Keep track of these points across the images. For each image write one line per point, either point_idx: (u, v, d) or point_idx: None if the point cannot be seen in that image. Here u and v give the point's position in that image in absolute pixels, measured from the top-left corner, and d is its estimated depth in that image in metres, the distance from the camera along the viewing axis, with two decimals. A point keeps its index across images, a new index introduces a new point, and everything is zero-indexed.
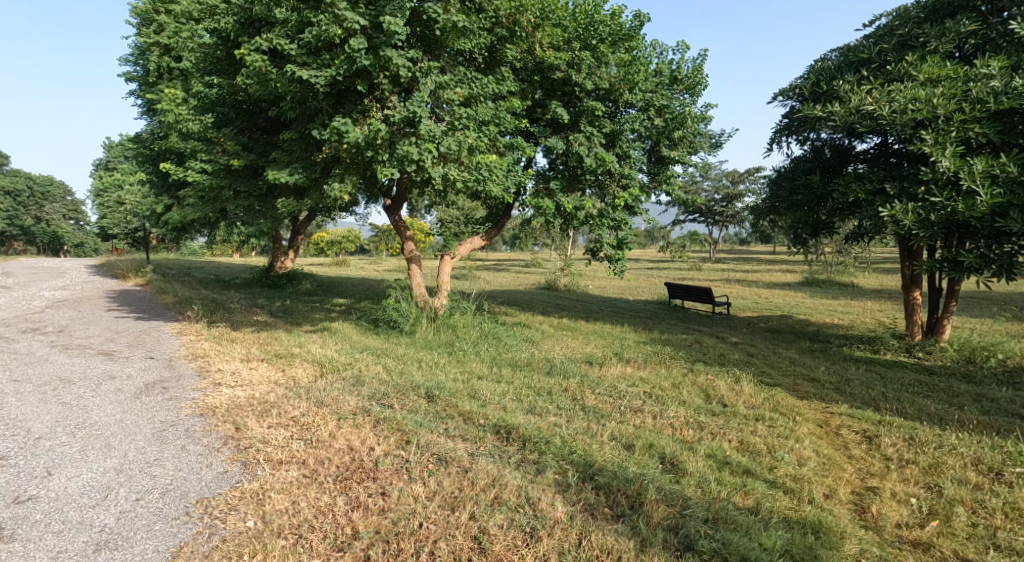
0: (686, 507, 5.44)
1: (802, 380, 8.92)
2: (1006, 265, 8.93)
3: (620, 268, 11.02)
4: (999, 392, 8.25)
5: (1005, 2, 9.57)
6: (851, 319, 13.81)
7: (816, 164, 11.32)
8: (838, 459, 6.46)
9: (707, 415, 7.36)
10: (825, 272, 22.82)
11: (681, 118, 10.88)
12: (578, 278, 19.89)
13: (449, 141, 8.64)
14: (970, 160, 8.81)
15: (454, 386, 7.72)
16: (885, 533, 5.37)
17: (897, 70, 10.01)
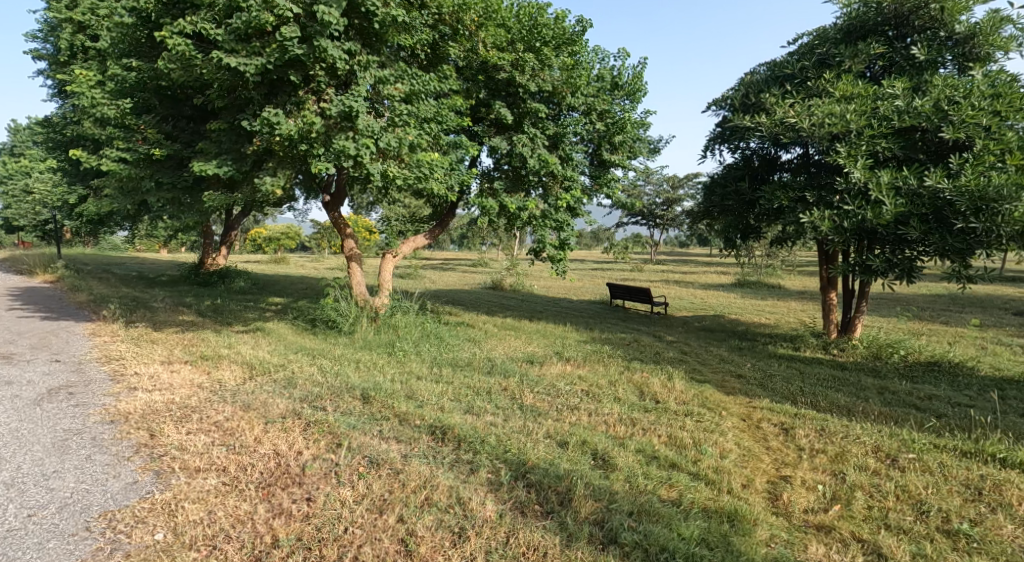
0: (612, 501, 5.72)
1: (729, 376, 9.44)
2: (904, 269, 9.63)
3: (562, 268, 11.27)
4: (900, 386, 8.90)
5: (909, 28, 10.37)
6: (778, 319, 14.51)
7: (744, 171, 11.89)
8: (756, 450, 6.92)
9: (639, 411, 7.72)
10: (755, 273, 23.96)
11: (621, 124, 11.33)
12: (523, 277, 20.20)
13: (387, 139, 8.70)
14: (879, 172, 9.37)
15: (391, 387, 7.81)
16: (794, 519, 5.79)
17: (816, 86, 10.67)
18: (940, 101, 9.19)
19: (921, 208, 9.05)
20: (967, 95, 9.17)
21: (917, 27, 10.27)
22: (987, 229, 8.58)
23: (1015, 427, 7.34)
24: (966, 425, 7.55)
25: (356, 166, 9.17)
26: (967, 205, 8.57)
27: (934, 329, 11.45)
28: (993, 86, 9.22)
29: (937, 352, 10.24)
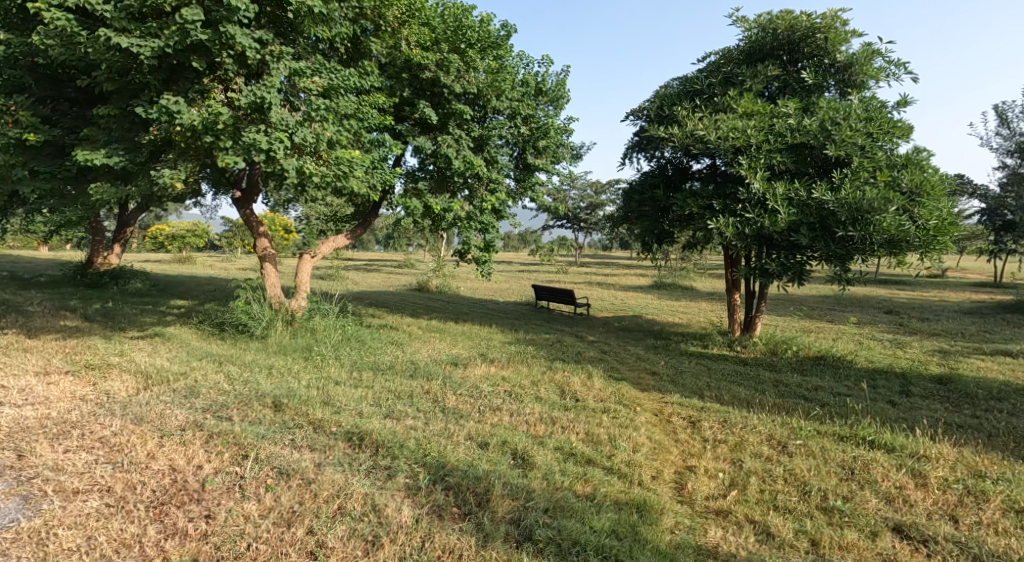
0: (529, 499, 5.99)
1: (645, 373, 10.12)
2: (796, 272, 10.54)
3: (487, 270, 11.70)
4: (792, 378, 9.72)
5: (799, 54, 11.37)
6: (689, 319, 15.42)
7: (659, 179, 12.61)
8: (666, 443, 7.32)
9: (560, 410, 8.15)
10: (671, 275, 25.24)
11: (545, 128, 11.81)
12: (450, 279, 20.51)
13: (303, 133, 8.81)
14: (774, 184, 10.19)
15: (306, 394, 7.94)
16: (697, 506, 6.11)
17: (722, 102, 11.50)
18: (825, 122, 10.16)
19: (810, 217, 9.93)
20: (846, 117, 10.16)
21: (807, 54, 11.31)
22: (862, 236, 9.55)
23: (882, 412, 7.80)
24: (843, 412, 8.08)
25: (270, 161, 9.08)
26: (846, 216, 9.54)
27: (823, 327, 12.55)
28: (867, 110, 10.30)
29: (823, 347, 11.23)
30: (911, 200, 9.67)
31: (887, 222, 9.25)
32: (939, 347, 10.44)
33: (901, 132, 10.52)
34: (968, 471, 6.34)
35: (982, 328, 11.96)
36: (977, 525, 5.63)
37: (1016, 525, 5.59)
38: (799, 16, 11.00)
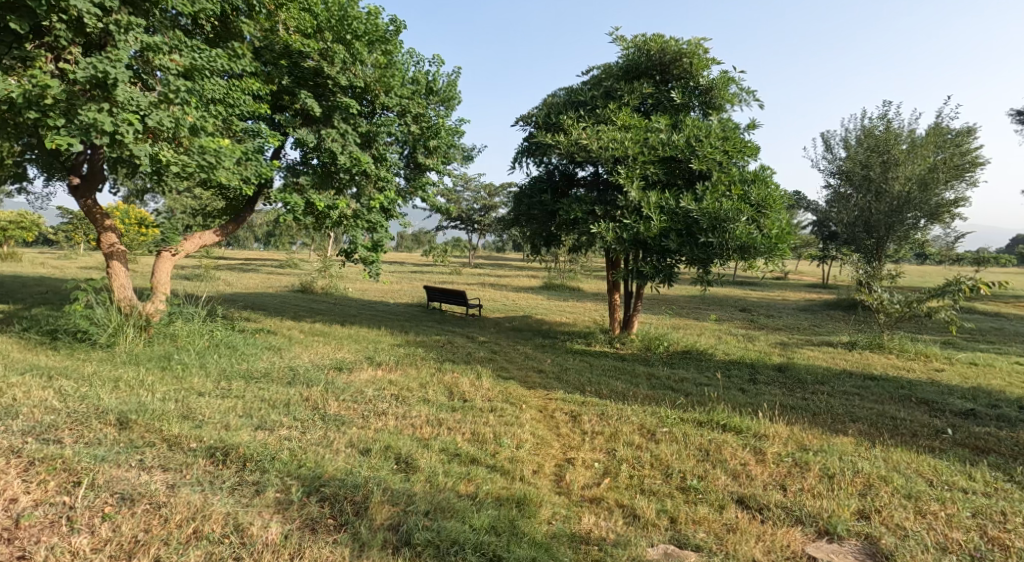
0: (409, 503, 5.27)
1: (532, 371, 9.99)
2: (666, 274, 11.38)
3: (374, 271, 11.27)
4: (663, 371, 10.17)
5: (670, 75, 12.30)
6: (574, 319, 16.22)
7: (548, 185, 12.81)
8: (548, 438, 6.68)
9: (447, 411, 7.45)
10: (560, 277, 26.29)
11: (435, 128, 11.67)
12: (337, 280, 20.22)
13: (159, 116, 7.86)
14: (648, 193, 10.96)
15: (161, 408, 6.72)
16: (573, 495, 5.51)
17: (603, 115, 12.05)
18: (691, 138, 11.14)
19: (678, 224, 10.82)
20: (708, 135, 11.19)
21: (675, 75, 12.29)
22: (720, 242, 10.60)
23: (734, 398, 8.16)
24: (702, 401, 8.24)
25: (117, 146, 8.05)
26: (706, 223, 10.57)
27: (689, 323, 13.86)
28: (724, 130, 11.45)
29: (688, 342, 12.27)
30: (759, 212, 10.86)
31: (740, 231, 10.38)
32: (780, 339, 11.90)
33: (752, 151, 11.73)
34: (797, 445, 6.29)
35: (812, 323, 13.68)
36: (804, 491, 5.37)
37: (828, 487, 5.40)
38: (669, 40, 11.90)
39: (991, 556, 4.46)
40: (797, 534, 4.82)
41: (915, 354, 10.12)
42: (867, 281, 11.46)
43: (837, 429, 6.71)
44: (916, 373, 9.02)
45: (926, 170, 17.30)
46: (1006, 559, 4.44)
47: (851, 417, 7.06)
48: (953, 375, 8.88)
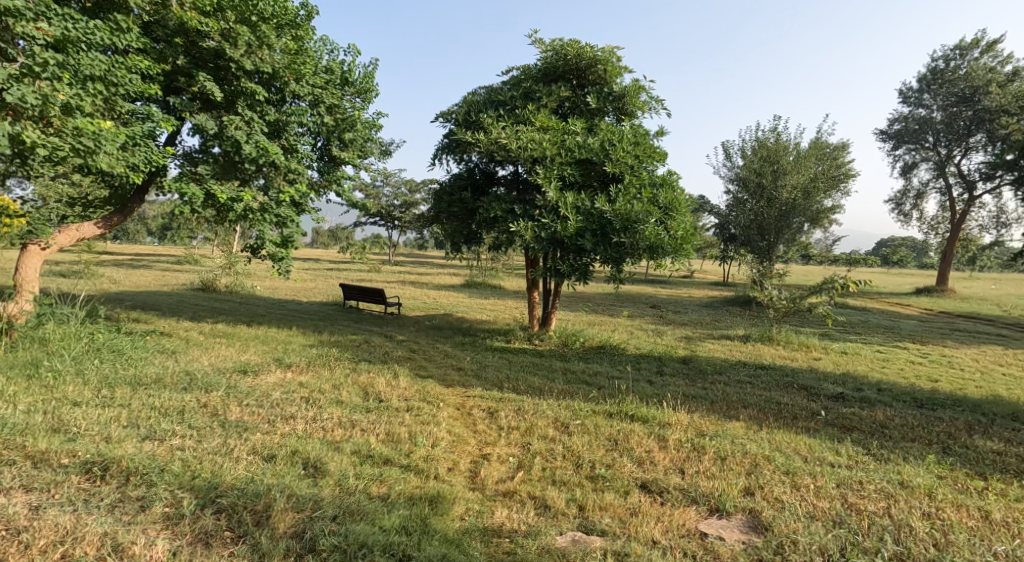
0: (316, 509, 5.14)
1: (451, 370, 9.45)
2: (582, 272, 11.20)
3: (283, 267, 10.62)
4: (579, 365, 9.98)
5: (586, 79, 11.93)
6: (495, 316, 16.37)
7: (468, 182, 12.37)
8: (465, 435, 6.65)
9: (361, 412, 7.08)
10: (482, 274, 26.47)
11: (351, 121, 10.77)
12: (243, 278, 19.20)
13: (20, 91, 6.78)
14: (565, 194, 10.75)
15: (24, 421, 6.06)
16: (487, 490, 5.60)
17: (522, 115, 11.52)
18: (605, 143, 11.01)
19: (592, 224, 10.72)
20: (621, 140, 11.14)
21: (591, 80, 11.90)
22: (632, 243, 10.65)
23: (641, 389, 8.50)
24: (612, 393, 8.32)
25: None
26: (618, 224, 10.60)
27: (603, 320, 14.39)
28: (636, 136, 11.42)
29: (603, 337, 12.49)
30: (666, 214, 11.18)
31: (648, 232, 10.44)
32: (686, 334, 12.66)
33: (662, 157, 11.61)
34: (695, 432, 6.75)
35: (715, 318, 14.62)
36: (699, 473, 5.83)
37: (719, 469, 5.89)
38: (585, 45, 11.49)
39: (849, 519, 5.03)
40: (691, 513, 5.23)
41: (798, 345, 11.03)
42: (759, 279, 12.47)
43: (732, 415, 7.29)
44: (798, 362, 9.87)
45: (808, 180, 19.02)
46: (861, 521, 5.02)
47: (742, 403, 7.69)
48: (828, 363, 9.85)
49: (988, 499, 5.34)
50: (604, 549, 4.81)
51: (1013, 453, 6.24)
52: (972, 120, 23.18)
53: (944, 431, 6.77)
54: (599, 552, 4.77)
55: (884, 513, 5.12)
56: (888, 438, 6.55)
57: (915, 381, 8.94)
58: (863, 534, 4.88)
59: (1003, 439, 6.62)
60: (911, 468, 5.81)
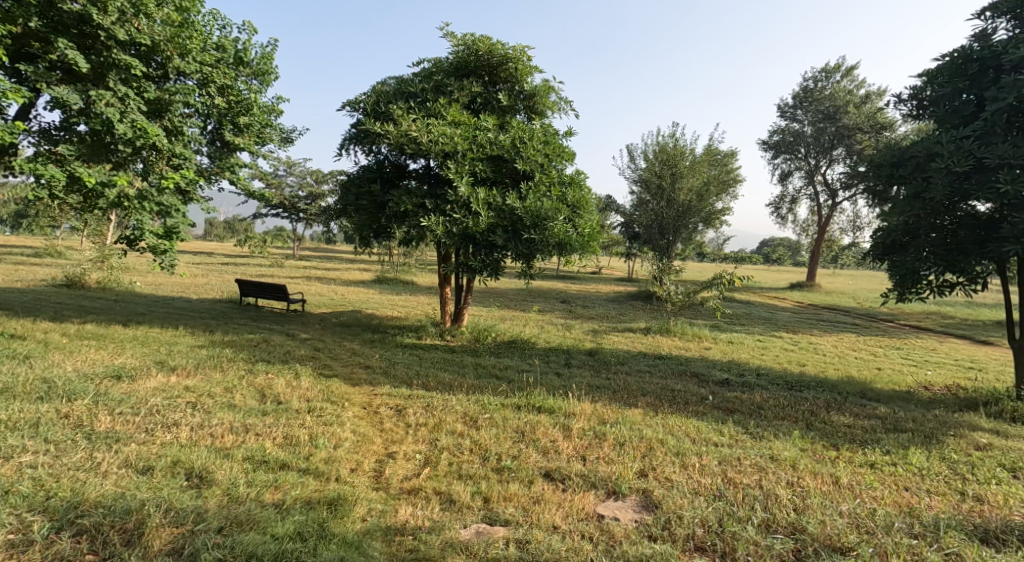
0: (198, 521, 5.00)
1: (358, 367, 9.07)
2: (494, 268, 11.10)
3: (169, 262, 9.20)
4: (490, 361, 9.97)
5: (500, 77, 11.94)
6: (407, 311, 16.31)
7: (377, 173, 11.75)
8: (370, 434, 6.56)
9: (256, 416, 6.73)
10: (393, 269, 26.05)
11: (246, 104, 10.27)
12: (121, 271, 17.56)
13: None
14: (477, 189, 10.62)
15: None
16: (391, 489, 5.64)
17: (432, 108, 11.27)
18: (516, 140, 11.04)
19: (504, 221, 10.67)
20: (531, 138, 11.22)
21: (502, 78, 11.98)
22: (541, 240, 10.77)
23: (548, 382, 8.72)
24: (522, 386, 8.51)
25: None
26: (529, 221, 10.62)
27: (515, 315, 14.70)
28: (546, 135, 11.68)
29: (513, 332, 12.57)
30: (574, 212, 11.49)
31: (557, 229, 10.63)
32: (592, 327, 13.14)
33: (569, 157, 11.95)
34: (597, 420, 7.09)
35: (618, 312, 15.27)
36: (599, 459, 6.14)
37: (617, 453, 6.24)
38: (496, 42, 11.50)
39: (726, 493, 5.48)
40: (590, 497, 5.52)
41: (692, 336, 11.76)
42: (659, 275, 13.20)
43: (631, 403, 7.70)
44: (691, 352, 10.52)
45: (702, 184, 20.11)
46: (737, 493, 5.48)
47: (641, 391, 8.14)
48: (718, 352, 10.56)
49: (839, 466, 5.97)
50: (506, 538, 5.01)
51: (861, 425, 6.99)
52: (835, 136, 25.24)
53: (808, 409, 7.47)
54: (502, 542, 4.96)
55: (757, 484, 5.62)
56: (763, 418, 7.15)
57: (789, 365, 9.82)
58: (738, 505, 5.34)
59: (855, 414, 7.39)
60: (780, 443, 6.39)
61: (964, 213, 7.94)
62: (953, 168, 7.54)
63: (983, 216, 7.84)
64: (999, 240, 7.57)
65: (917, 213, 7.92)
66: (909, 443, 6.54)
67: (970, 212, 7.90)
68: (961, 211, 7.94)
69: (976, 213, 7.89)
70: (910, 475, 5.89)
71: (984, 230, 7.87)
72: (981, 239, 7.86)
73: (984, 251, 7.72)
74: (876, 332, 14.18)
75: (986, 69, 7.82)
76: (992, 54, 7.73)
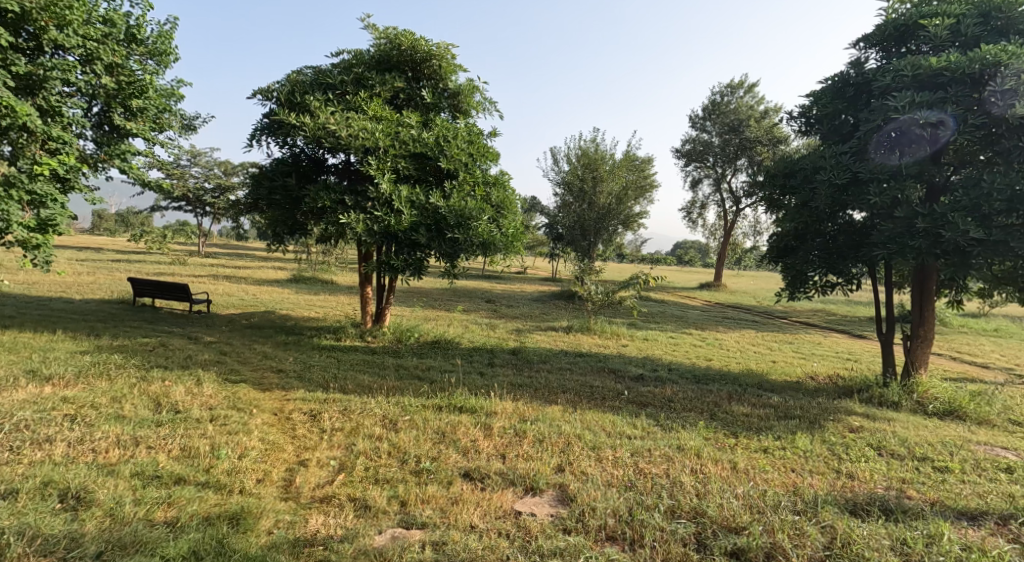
0: (72, 548, 4.71)
1: (268, 372, 8.72)
2: (416, 267, 10.93)
3: (42, 256, 8.60)
4: (411, 361, 9.87)
5: (424, 73, 11.80)
6: (324, 312, 15.98)
7: (293, 167, 11.29)
8: (280, 442, 6.35)
9: (149, 427, 6.36)
10: (309, 268, 25.29)
11: (140, 85, 9.22)
12: None
13: None
14: (400, 187, 10.46)
15: None
16: (302, 499, 5.48)
17: (353, 101, 11.01)
18: (440, 138, 10.96)
19: (428, 219, 10.56)
20: (455, 137, 11.20)
21: (426, 75, 11.86)
22: (465, 239, 10.76)
23: (470, 381, 8.72)
24: (444, 387, 8.45)
25: None
26: (453, 220, 10.57)
27: (438, 315, 14.58)
28: (470, 134, 11.68)
29: (436, 333, 12.46)
30: (498, 212, 11.52)
31: (483, 228, 10.66)
32: (515, 326, 13.23)
33: (494, 157, 12.05)
34: (517, 418, 7.14)
35: (540, 311, 15.51)
36: (518, 456, 6.20)
37: (537, 450, 6.32)
38: (420, 38, 11.41)
39: (637, 483, 5.66)
40: (509, 494, 5.57)
41: (611, 334, 12.08)
42: (579, 275, 13.47)
43: (551, 400, 7.81)
44: (610, 349, 10.79)
45: (620, 188, 20.79)
46: (648, 483, 5.66)
47: (561, 389, 8.26)
48: (634, 349, 10.89)
49: (737, 452, 6.28)
50: (423, 541, 4.97)
51: (757, 413, 7.38)
52: (738, 147, 26.70)
53: (712, 401, 7.80)
54: (418, 545, 4.92)
55: (665, 473, 5.83)
56: (672, 410, 7.43)
57: (698, 360, 10.24)
58: (648, 494, 5.52)
59: (753, 403, 7.79)
60: (687, 434, 6.65)
61: (843, 221, 8.58)
62: (834, 180, 8.07)
63: (858, 224, 8.48)
64: (870, 245, 8.22)
65: (804, 220, 8.54)
66: (796, 429, 6.95)
67: (848, 220, 8.55)
68: (841, 219, 8.58)
69: (852, 221, 8.54)
70: (796, 457, 6.28)
71: (859, 236, 8.53)
72: (856, 244, 8.52)
73: (859, 254, 8.40)
74: (772, 327, 15.14)
75: (861, 93, 8.54)
76: (864, 81, 8.44)
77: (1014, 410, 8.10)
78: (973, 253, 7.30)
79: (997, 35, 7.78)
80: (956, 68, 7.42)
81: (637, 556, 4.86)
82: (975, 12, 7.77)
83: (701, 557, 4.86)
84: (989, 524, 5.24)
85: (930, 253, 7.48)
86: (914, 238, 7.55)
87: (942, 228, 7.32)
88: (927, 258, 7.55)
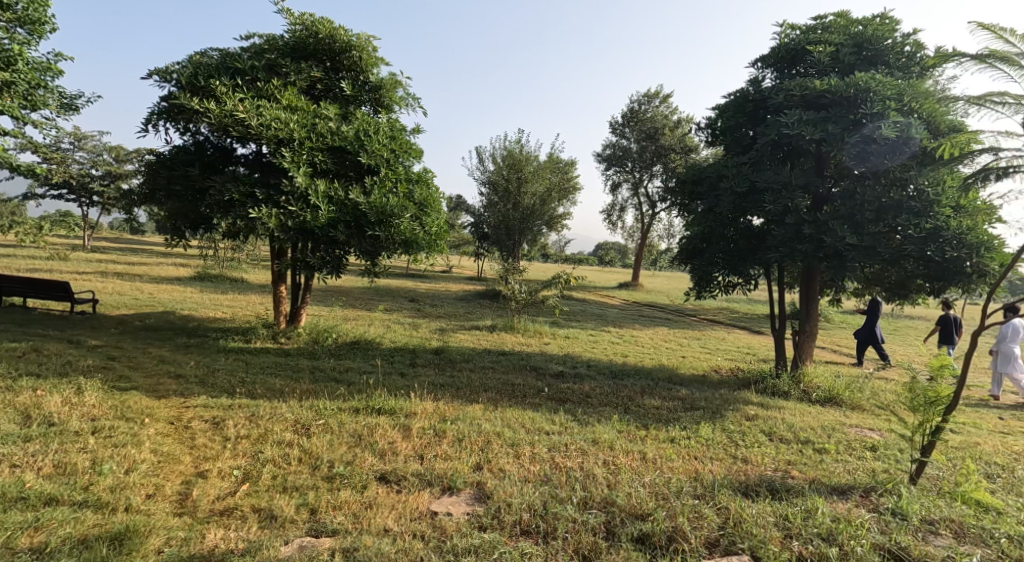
0: None
1: (165, 378, 8.15)
2: (334, 265, 10.55)
3: None
4: (328, 363, 9.51)
5: (343, 64, 11.40)
6: (233, 312, 15.25)
7: (196, 157, 10.67)
8: (176, 453, 5.93)
9: (16, 443, 5.79)
10: (218, 267, 24.05)
11: (8, 57, 8.52)
12: None
13: None
14: (316, 181, 10.03)
15: None
16: (198, 513, 5.13)
17: (264, 89, 10.47)
18: (359, 132, 10.61)
19: (346, 216, 10.20)
20: (375, 131, 10.91)
21: (345, 67, 11.48)
22: (386, 236, 10.51)
23: (390, 382, 8.48)
24: (361, 388, 8.19)
25: None
26: (374, 217, 10.29)
27: (359, 315, 14.15)
28: (392, 130, 11.42)
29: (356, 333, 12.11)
30: (422, 210, 11.26)
31: (404, 226, 10.45)
32: (439, 326, 13.01)
33: (418, 154, 11.84)
34: (438, 418, 6.99)
35: (464, 310, 15.35)
36: (436, 456, 6.04)
37: (454, 449, 6.18)
38: (339, 27, 11.06)
39: (552, 477, 5.62)
40: (425, 495, 5.41)
41: (533, 332, 12.08)
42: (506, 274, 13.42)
43: (472, 399, 7.68)
44: (532, 347, 10.79)
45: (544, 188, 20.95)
46: (563, 478, 5.63)
47: (483, 388, 8.14)
48: (557, 346, 10.93)
49: (646, 444, 6.35)
50: (330, 550, 4.74)
51: (666, 406, 7.52)
52: (654, 154, 27.63)
53: (626, 395, 7.89)
54: (327, 554, 4.69)
55: (579, 467, 5.82)
56: (590, 405, 7.46)
57: (614, 356, 10.36)
58: (561, 487, 5.49)
59: (663, 397, 7.93)
60: (603, 428, 6.68)
61: (742, 226, 8.79)
62: (735, 189, 8.39)
63: (756, 228, 8.73)
64: (766, 249, 8.49)
65: (709, 224, 8.74)
66: (700, 419, 7.12)
67: (747, 225, 8.76)
68: (741, 224, 8.78)
69: (751, 226, 8.77)
70: (699, 445, 6.42)
71: (756, 240, 8.77)
72: (754, 247, 8.77)
73: (756, 257, 8.63)
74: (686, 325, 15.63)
75: (758, 108, 8.74)
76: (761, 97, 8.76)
77: (884, 396, 8.63)
78: (849, 256, 7.74)
79: (868, 64, 8.23)
80: (835, 93, 7.87)
81: (550, 550, 4.79)
82: (850, 42, 8.22)
83: (609, 546, 4.85)
84: (854, 497, 5.50)
85: (814, 256, 7.95)
86: (801, 242, 7.99)
87: (823, 234, 7.82)
88: (811, 261, 8.03)
